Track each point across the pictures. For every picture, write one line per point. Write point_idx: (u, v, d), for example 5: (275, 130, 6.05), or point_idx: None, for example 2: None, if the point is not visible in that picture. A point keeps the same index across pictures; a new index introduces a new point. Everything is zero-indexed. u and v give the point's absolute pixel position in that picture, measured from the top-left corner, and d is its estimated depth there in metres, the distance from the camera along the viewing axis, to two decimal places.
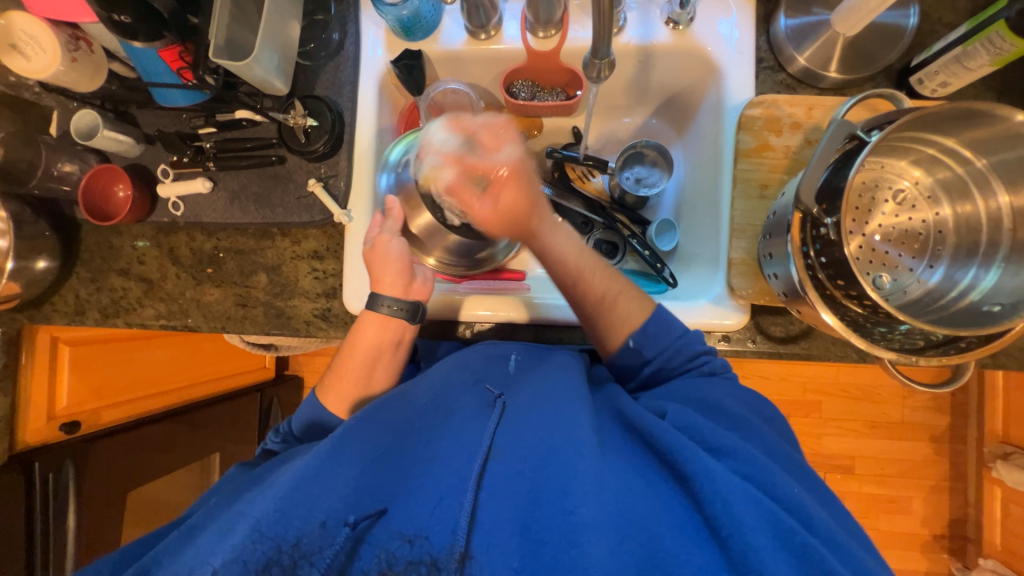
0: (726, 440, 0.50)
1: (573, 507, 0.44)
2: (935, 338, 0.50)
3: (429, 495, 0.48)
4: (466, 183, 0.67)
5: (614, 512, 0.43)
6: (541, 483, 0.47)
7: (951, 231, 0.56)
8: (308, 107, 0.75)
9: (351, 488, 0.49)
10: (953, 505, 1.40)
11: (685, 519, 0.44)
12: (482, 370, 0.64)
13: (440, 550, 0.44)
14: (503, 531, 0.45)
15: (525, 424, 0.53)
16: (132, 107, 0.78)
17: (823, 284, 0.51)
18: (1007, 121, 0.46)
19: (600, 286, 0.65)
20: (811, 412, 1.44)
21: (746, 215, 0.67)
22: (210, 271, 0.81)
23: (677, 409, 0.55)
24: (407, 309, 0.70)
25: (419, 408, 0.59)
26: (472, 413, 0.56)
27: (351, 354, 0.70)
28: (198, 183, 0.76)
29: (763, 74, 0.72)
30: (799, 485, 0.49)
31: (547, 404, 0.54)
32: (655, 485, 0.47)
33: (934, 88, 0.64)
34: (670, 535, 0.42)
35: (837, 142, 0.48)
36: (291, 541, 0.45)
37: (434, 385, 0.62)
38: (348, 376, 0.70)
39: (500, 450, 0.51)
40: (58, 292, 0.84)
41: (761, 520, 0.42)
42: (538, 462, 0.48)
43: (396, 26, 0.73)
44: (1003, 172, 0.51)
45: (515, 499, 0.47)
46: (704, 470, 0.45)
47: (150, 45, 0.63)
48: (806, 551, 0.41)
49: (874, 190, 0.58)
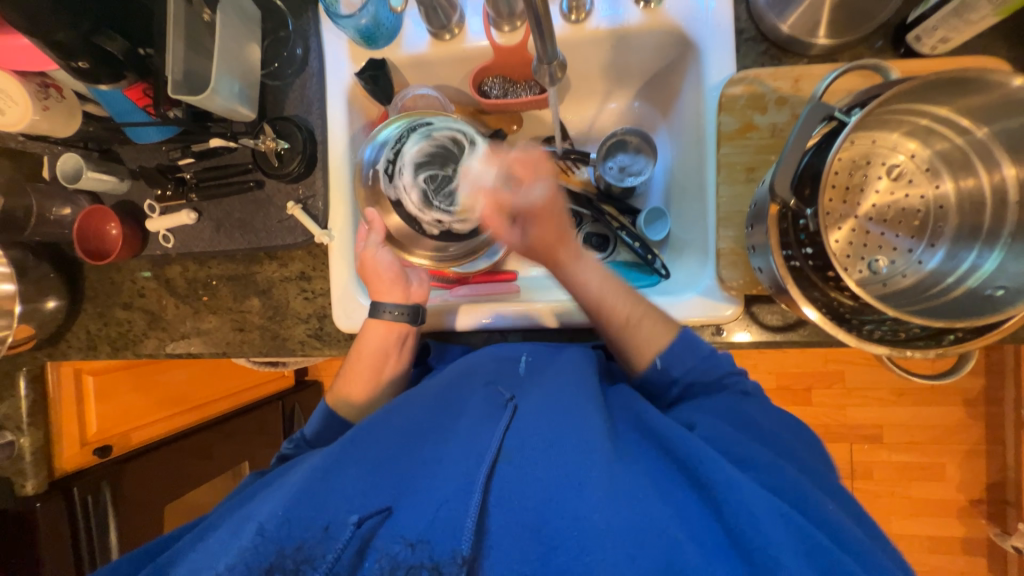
0: (756, 454, 0.48)
1: (586, 513, 0.42)
2: (918, 331, 0.47)
3: (436, 497, 0.46)
4: (498, 216, 0.69)
5: (633, 519, 0.41)
6: (553, 485, 0.45)
7: (953, 206, 0.52)
8: (278, 129, 0.75)
9: (361, 491, 0.48)
10: (990, 469, 1.34)
11: (704, 529, 0.42)
12: (494, 372, 0.63)
13: (442, 555, 0.43)
14: (513, 534, 0.43)
15: (538, 422, 0.50)
16: (114, 144, 0.80)
17: (812, 277, 0.49)
18: (1003, 87, 0.42)
19: (624, 309, 0.63)
20: (834, 383, 1.39)
21: (732, 202, 0.64)
22: (206, 298, 0.83)
23: (708, 423, 0.53)
24: (409, 313, 0.71)
25: (432, 409, 0.57)
26: (483, 415, 0.54)
27: (362, 356, 0.71)
28: (183, 216, 0.76)
29: (745, 47, 0.67)
30: (832, 504, 0.47)
31: (562, 405, 0.52)
32: (672, 494, 0.44)
33: (934, 45, 0.58)
34: (689, 545, 0.40)
35: (812, 126, 0.45)
36: (292, 545, 0.45)
37: (444, 389, 0.61)
38: (360, 381, 0.71)
39: (511, 452, 0.48)
40: (69, 329, 0.88)
41: (784, 534, 0.39)
42: (549, 465, 0.46)
43: (357, 37, 0.71)
44: (1006, 141, 0.47)
45: (526, 501, 0.44)
46: (727, 480, 0.43)
47: (116, 86, 0.63)
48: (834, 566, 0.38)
49: (864, 166, 0.54)
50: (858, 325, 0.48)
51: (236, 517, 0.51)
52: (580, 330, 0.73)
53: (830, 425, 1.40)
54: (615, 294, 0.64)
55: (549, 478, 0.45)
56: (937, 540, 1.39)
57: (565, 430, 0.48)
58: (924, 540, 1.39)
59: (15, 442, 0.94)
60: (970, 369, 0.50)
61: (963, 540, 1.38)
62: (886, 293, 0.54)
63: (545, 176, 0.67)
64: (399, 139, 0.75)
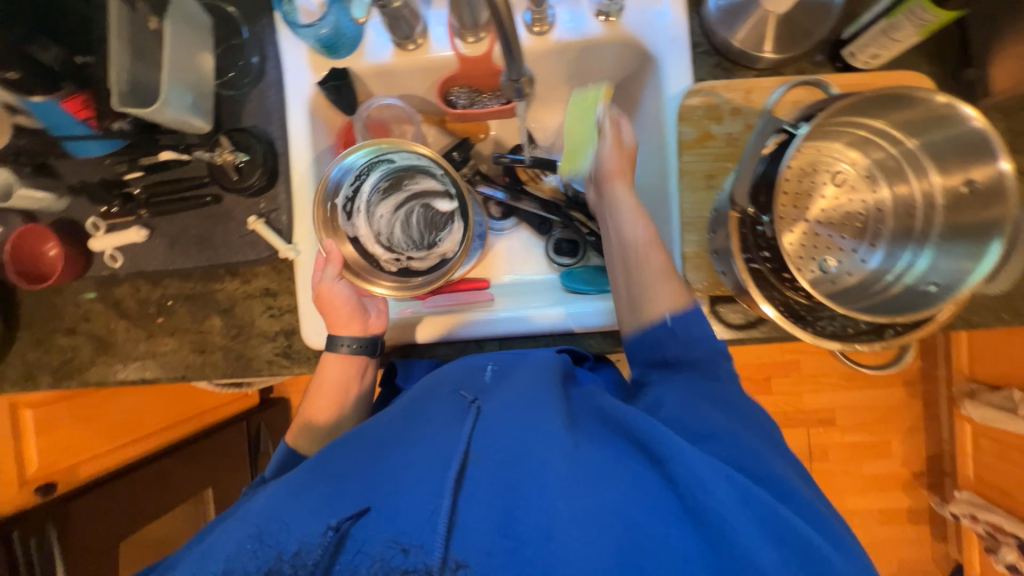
0: (711, 423, 0.50)
1: (551, 504, 0.43)
2: (864, 326, 0.52)
3: (404, 501, 0.45)
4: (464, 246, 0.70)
5: (596, 504, 0.43)
6: (518, 480, 0.45)
7: (890, 210, 0.57)
8: (236, 141, 0.72)
9: (327, 508, 0.47)
10: (929, 443, 1.47)
11: (663, 503, 0.43)
12: (459, 379, 0.61)
13: (431, 557, 0.42)
14: (482, 532, 0.43)
15: (502, 420, 0.51)
16: (51, 158, 0.74)
17: (770, 277, 0.52)
18: (928, 103, 0.46)
19: (657, 262, 0.62)
20: (791, 372, 1.47)
21: (694, 208, 0.67)
22: (161, 319, 0.78)
23: (673, 397, 0.54)
24: (367, 345, 0.71)
25: (397, 416, 0.56)
26: (448, 420, 0.53)
27: (322, 387, 0.71)
28: (133, 232, 0.72)
29: (699, 59, 0.70)
30: (781, 463, 0.50)
31: (524, 400, 0.52)
32: (631, 471, 0.46)
33: (867, 60, 0.63)
34: (644, 518, 0.42)
35: (765, 138, 0.49)
36: (275, 560, 0.44)
37: (405, 405, 0.58)
38: (318, 412, 0.71)
39: (477, 454, 0.48)
40: (3, 360, 0.80)
41: (735, 502, 0.42)
42: (514, 461, 0.47)
43: (318, 47, 0.69)
44: (932, 151, 0.52)
45: (494, 500, 0.44)
46: (678, 451, 0.45)
47: (50, 99, 0.57)
48: (780, 531, 0.41)
49: (811, 173, 0.58)
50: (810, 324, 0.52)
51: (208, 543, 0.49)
52: (554, 335, 0.74)
53: (789, 411, 1.49)
54: (651, 250, 0.63)
55: (515, 473, 0.46)
56: (887, 511, 1.50)
57: (527, 425, 0.49)
58: (876, 513, 1.50)
59: None
60: (910, 358, 0.54)
61: (908, 510, 1.49)
62: (836, 290, 0.57)
63: (616, 133, 0.70)
64: (363, 171, 0.73)
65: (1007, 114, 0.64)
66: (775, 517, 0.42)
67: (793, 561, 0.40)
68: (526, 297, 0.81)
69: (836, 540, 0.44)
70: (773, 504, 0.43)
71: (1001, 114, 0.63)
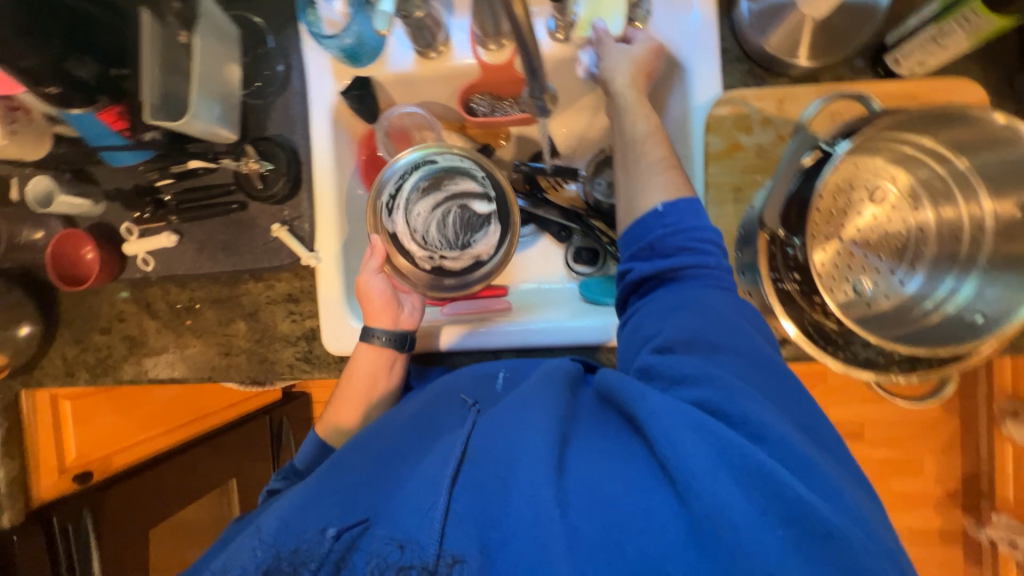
0: (688, 365, 0.46)
1: (534, 490, 0.41)
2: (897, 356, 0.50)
3: (404, 501, 0.47)
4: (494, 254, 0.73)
5: (582, 485, 0.42)
6: (503, 468, 0.45)
7: (933, 231, 0.54)
8: (261, 150, 0.73)
9: (338, 507, 0.49)
10: (966, 462, 1.40)
11: (645, 474, 0.41)
12: (467, 386, 0.64)
13: (426, 553, 0.42)
14: (468, 523, 0.43)
15: (493, 415, 0.51)
16: (89, 165, 0.77)
17: (798, 299, 0.50)
18: (983, 123, 0.43)
19: (657, 152, 0.60)
20: (819, 383, 1.42)
21: (720, 222, 0.65)
22: (189, 321, 0.81)
23: (668, 328, 0.49)
24: (396, 340, 0.70)
25: (403, 425, 0.59)
26: (452, 426, 0.55)
27: (349, 382, 0.71)
28: (164, 238, 0.75)
29: (729, 66, 0.68)
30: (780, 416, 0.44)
31: (515, 395, 0.52)
32: (620, 449, 0.44)
33: (912, 68, 0.59)
34: (624, 492, 0.40)
35: (797, 157, 0.47)
36: (290, 548, 0.47)
37: (416, 407, 0.62)
38: (347, 407, 0.72)
39: (471, 450, 0.48)
40: (44, 356, 0.84)
41: (714, 460, 0.39)
42: (499, 452, 0.46)
43: (341, 56, 0.70)
44: (984, 172, 0.48)
45: (480, 491, 0.44)
46: (652, 412, 0.43)
47: (87, 110, 0.60)
48: (777, 490, 0.37)
49: (848, 190, 0.55)
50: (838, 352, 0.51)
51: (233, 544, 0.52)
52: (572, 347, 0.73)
53: None
54: (650, 142, 0.61)
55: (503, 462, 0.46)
56: (917, 530, 1.43)
57: (512, 413, 0.49)
58: (904, 532, 1.44)
59: None
60: (950, 390, 0.50)
61: (940, 530, 1.43)
62: (869, 314, 0.55)
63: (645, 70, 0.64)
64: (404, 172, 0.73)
65: None
66: (757, 467, 0.38)
67: (779, 522, 0.37)
68: (546, 308, 0.80)
69: (836, 499, 0.40)
70: (758, 457, 0.39)
71: None
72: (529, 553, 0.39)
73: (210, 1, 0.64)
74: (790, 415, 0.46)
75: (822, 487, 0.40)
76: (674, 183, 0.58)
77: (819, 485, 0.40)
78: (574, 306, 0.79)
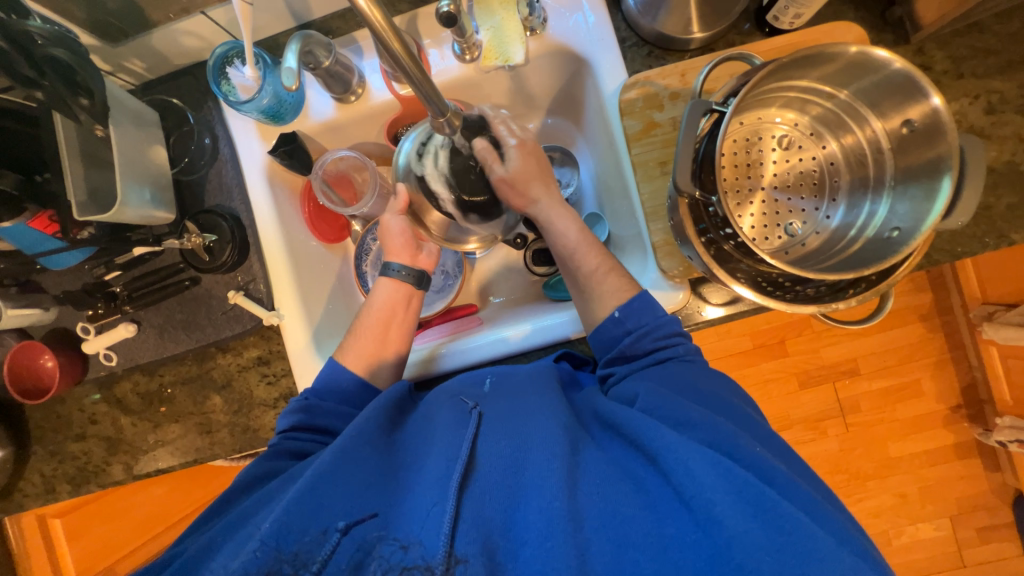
0: (691, 412, 0.49)
1: (549, 503, 0.43)
2: (836, 284, 0.52)
3: (417, 507, 0.46)
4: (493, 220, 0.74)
5: (594, 506, 0.44)
6: (518, 485, 0.46)
7: (842, 162, 0.57)
8: (202, 223, 0.74)
9: (350, 497, 0.48)
10: (959, 374, 1.43)
11: (660, 498, 0.43)
12: (459, 386, 0.63)
13: (433, 554, 0.42)
14: (480, 527, 0.44)
15: (504, 428, 0.52)
16: (33, 274, 0.76)
17: (734, 253, 0.52)
18: (845, 55, 0.47)
19: (593, 261, 0.67)
20: (803, 330, 1.45)
21: (654, 196, 0.67)
22: (164, 408, 0.79)
23: (646, 392, 0.53)
24: (416, 275, 0.74)
25: (410, 433, 0.58)
26: (450, 422, 0.55)
27: (369, 313, 0.72)
28: (121, 329, 0.73)
29: (630, 53, 0.71)
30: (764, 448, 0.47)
31: (523, 413, 0.54)
32: (634, 476, 0.46)
33: (791, 21, 0.64)
34: (638, 516, 0.42)
35: (697, 121, 0.49)
36: (291, 551, 0.43)
37: (420, 415, 0.60)
38: (367, 334, 0.70)
39: (479, 458, 0.49)
40: (21, 476, 0.81)
41: (721, 480, 0.41)
42: (512, 470, 0.47)
43: (263, 117, 0.71)
44: (865, 99, 0.52)
45: (493, 500, 0.45)
46: (667, 444, 0.45)
47: (17, 221, 0.59)
48: (768, 504, 0.39)
49: (757, 142, 0.58)
50: (782, 293, 0.52)
51: (228, 540, 0.48)
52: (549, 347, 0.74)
53: (809, 369, 1.46)
54: (583, 250, 0.68)
55: (514, 473, 0.47)
56: (933, 452, 1.44)
57: (525, 429, 0.51)
58: (921, 455, 1.44)
59: None
60: (891, 306, 0.53)
61: (955, 447, 1.44)
62: (805, 253, 0.58)
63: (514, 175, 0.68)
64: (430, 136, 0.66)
65: (943, 43, 0.64)
66: (767, 502, 0.40)
67: (783, 550, 0.37)
68: (518, 314, 0.82)
69: (828, 523, 0.41)
70: (763, 487, 0.40)
71: (937, 44, 0.63)
72: (539, 561, 0.41)
73: (121, 92, 0.65)
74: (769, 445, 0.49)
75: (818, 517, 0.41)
76: (624, 281, 0.65)
77: (817, 512, 0.41)
78: (544, 306, 0.81)
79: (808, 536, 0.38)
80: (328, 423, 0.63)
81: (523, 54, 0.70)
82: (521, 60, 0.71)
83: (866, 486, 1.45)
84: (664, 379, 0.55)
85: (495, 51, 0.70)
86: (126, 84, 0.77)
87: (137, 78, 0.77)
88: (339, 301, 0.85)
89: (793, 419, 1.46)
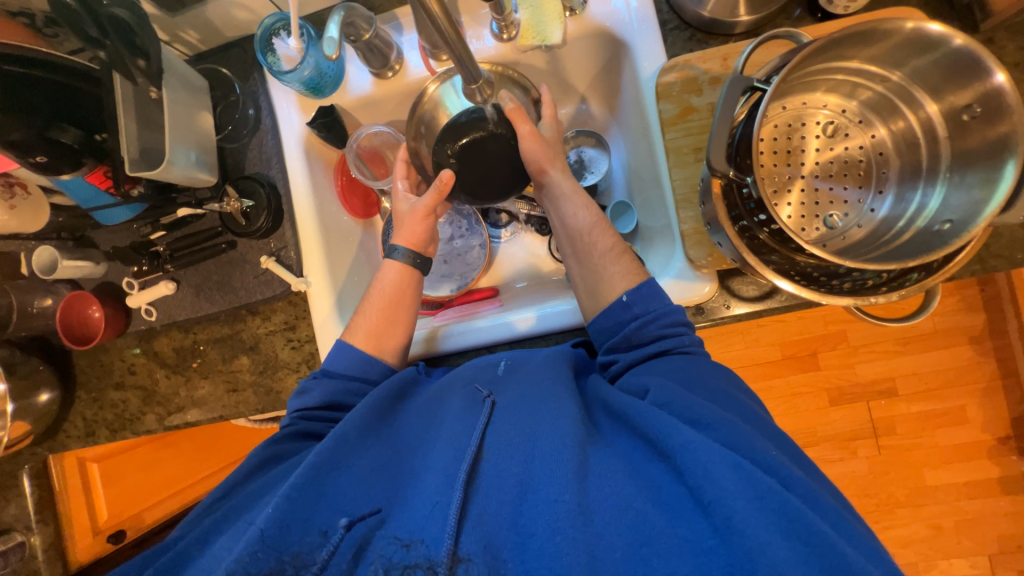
0: (707, 411, 0.46)
1: (557, 496, 0.43)
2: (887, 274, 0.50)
3: (422, 498, 0.47)
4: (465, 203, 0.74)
5: (604, 499, 0.43)
6: (528, 476, 0.46)
7: (892, 150, 0.55)
8: (240, 189, 0.77)
9: (351, 493, 0.48)
10: (1010, 403, 1.33)
11: (672, 496, 0.42)
12: (470, 375, 0.62)
13: (436, 554, 0.42)
14: (492, 527, 0.43)
15: (514, 419, 0.51)
16: (88, 230, 0.82)
17: (769, 243, 0.50)
18: (898, 32, 0.45)
19: (607, 239, 0.67)
20: (838, 344, 1.38)
21: (686, 183, 0.65)
22: (195, 364, 0.83)
23: (658, 386, 0.51)
24: (418, 259, 0.73)
25: (412, 418, 0.59)
26: (460, 412, 0.55)
27: (378, 295, 0.72)
28: (163, 287, 0.78)
29: (671, 36, 0.69)
30: (773, 445, 0.46)
31: (534, 402, 0.53)
32: (644, 469, 0.45)
33: (846, 4, 0.60)
34: (654, 513, 0.41)
35: (735, 98, 0.47)
36: (292, 551, 0.44)
37: (425, 400, 0.61)
38: (373, 314, 0.70)
39: (488, 449, 0.49)
40: (65, 419, 0.86)
41: (740, 484, 0.39)
42: (523, 459, 0.47)
43: (304, 89, 0.74)
44: (920, 81, 0.50)
45: (502, 494, 0.45)
46: (683, 442, 0.43)
47: (76, 175, 0.64)
48: (787, 513, 0.38)
49: (800, 128, 0.56)
50: (827, 283, 0.50)
51: (230, 527, 0.50)
52: (569, 331, 0.73)
53: (843, 386, 1.39)
54: (596, 230, 0.68)
55: (526, 465, 0.47)
56: (975, 484, 1.34)
57: (536, 421, 0.50)
58: (960, 487, 1.34)
59: (26, 542, 0.91)
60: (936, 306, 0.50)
61: (1000, 481, 1.33)
62: (846, 245, 0.56)
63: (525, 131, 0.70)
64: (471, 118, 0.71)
65: (1017, 33, 0.59)
66: (790, 510, 0.38)
67: (809, 559, 0.36)
68: (537, 300, 0.82)
69: (848, 533, 0.39)
70: (785, 493, 0.39)
71: (1009, 33, 0.59)
72: (547, 556, 0.40)
73: (176, 58, 0.70)
74: (782, 447, 0.47)
75: (840, 527, 0.40)
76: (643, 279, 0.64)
77: (828, 513, 0.40)
78: (564, 293, 0.80)
79: (827, 544, 0.36)
80: (345, 400, 0.64)
81: (561, 34, 0.70)
82: (559, 41, 0.70)
83: (896, 514, 1.36)
84: (673, 373, 0.53)
85: (532, 31, 0.70)
86: (181, 54, 0.81)
87: (191, 49, 0.81)
88: (360, 261, 0.87)
89: (821, 436, 1.39)
